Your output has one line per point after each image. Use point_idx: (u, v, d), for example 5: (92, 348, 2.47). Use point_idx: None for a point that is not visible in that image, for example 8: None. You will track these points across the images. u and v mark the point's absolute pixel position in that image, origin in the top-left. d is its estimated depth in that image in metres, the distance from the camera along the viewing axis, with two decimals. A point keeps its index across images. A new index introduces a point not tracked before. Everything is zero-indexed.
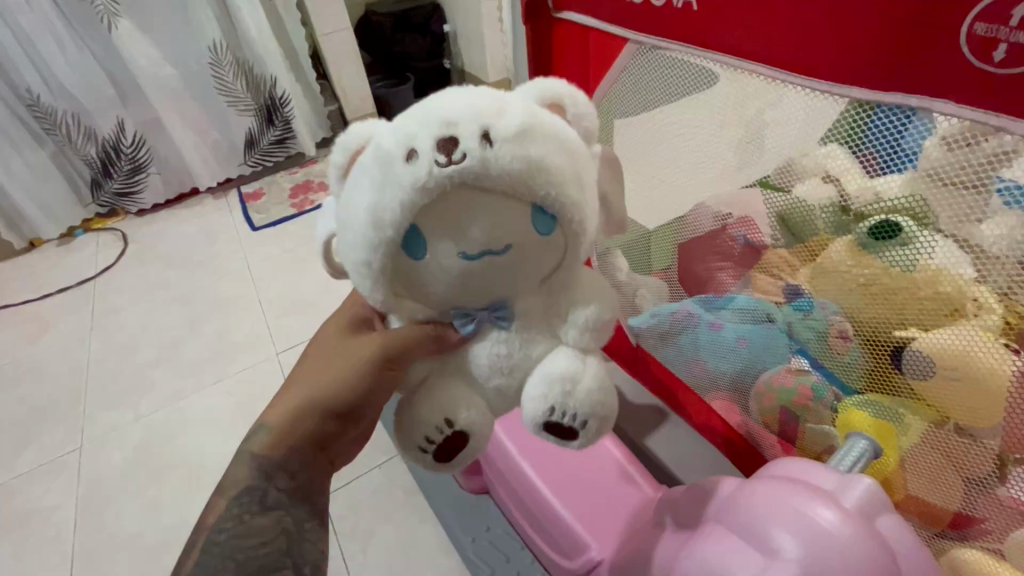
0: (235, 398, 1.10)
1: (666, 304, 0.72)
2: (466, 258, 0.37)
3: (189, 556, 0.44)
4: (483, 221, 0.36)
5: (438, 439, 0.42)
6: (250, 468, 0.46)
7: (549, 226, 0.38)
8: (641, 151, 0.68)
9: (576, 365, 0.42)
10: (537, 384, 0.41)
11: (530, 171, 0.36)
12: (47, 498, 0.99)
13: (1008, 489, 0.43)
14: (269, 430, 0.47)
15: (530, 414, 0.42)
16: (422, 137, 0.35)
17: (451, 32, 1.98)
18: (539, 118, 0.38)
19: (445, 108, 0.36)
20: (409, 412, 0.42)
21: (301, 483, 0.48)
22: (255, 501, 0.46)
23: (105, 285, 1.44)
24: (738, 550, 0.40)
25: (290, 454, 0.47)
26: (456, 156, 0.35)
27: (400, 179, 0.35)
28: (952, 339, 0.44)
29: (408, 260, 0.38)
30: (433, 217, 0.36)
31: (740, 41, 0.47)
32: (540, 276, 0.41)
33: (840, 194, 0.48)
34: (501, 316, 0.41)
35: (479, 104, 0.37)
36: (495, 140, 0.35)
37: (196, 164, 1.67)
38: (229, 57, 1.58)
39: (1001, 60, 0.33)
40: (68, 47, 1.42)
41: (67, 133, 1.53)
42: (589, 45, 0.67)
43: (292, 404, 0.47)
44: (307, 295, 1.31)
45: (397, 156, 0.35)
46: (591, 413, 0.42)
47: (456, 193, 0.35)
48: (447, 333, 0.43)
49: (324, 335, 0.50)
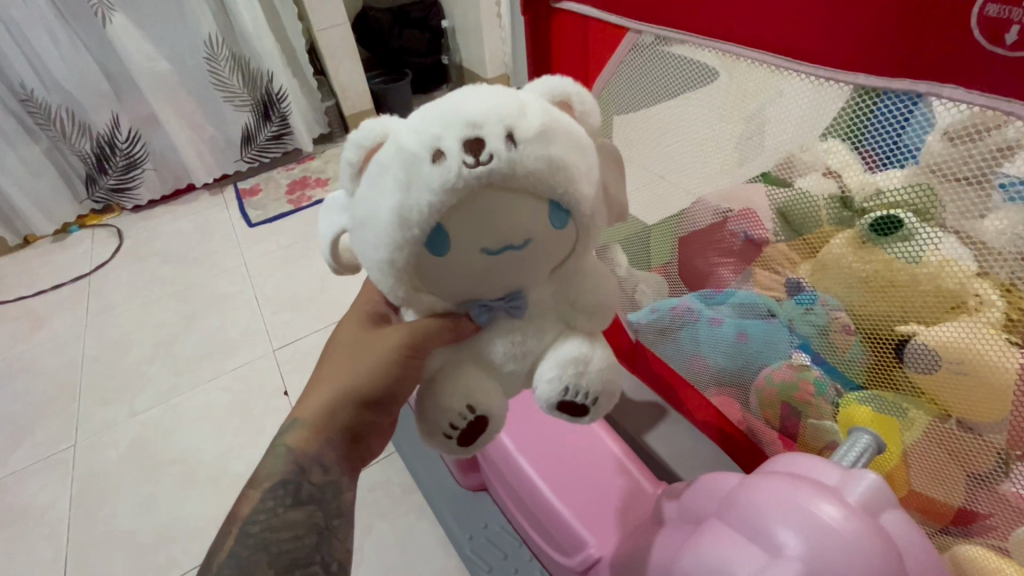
0: (232, 394, 1.10)
1: (666, 299, 0.72)
2: (489, 253, 0.37)
3: (225, 541, 0.43)
4: (505, 219, 0.36)
5: (462, 425, 0.41)
6: (286, 461, 0.46)
7: (563, 220, 0.38)
8: (641, 146, 0.67)
9: (586, 347, 0.43)
10: (549, 367, 0.42)
11: (553, 171, 0.36)
12: (41, 496, 0.98)
13: (1011, 485, 0.43)
14: (303, 425, 0.46)
15: (544, 396, 0.42)
16: (448, 138, 0.34)
17: (450, 28, 1.97)
18: (557, 121, 0.37)
19: (465, 106, 0.35)
20: (431, 399, 0.42)
21: (334, 478, 0.47)
22: (289, 494, 0.45)
23: (100, 281, 1.43)
24: (738, 545, 0.39)
25: (323, 447, 0.46)
26: (484, 156, 0.34)
27: (429, 179, 0.34)
28: (954, 334, 0.44)
29: (430, 257, 0.37)
30: (461, 218, 0.35)
31: (745, 28, 0.47)
32: (552, 265, 0.41)
33: (842, 188, 0.48)
34: (517, 305, 0.41)
35: (500, 104, 0.36)
36: (520, 142, 0.35)
37: (192, 159, 1.66)
38: (225, 52, 1.57)
39: (1014, 42, 0.32)
40: (62, 41, 1.41)
41: (61, 128, 1.52)
42: (589, 37, 0.66)
43: (326, 398, 0.46)
44: (305, 291, 1.30)
45: (422, 157, 0.34)
46: (601, 390, 0.43)
47: (481, 195, 0.35)
48: (462, 323, 0.42)
49: (347, 330, 0.49)
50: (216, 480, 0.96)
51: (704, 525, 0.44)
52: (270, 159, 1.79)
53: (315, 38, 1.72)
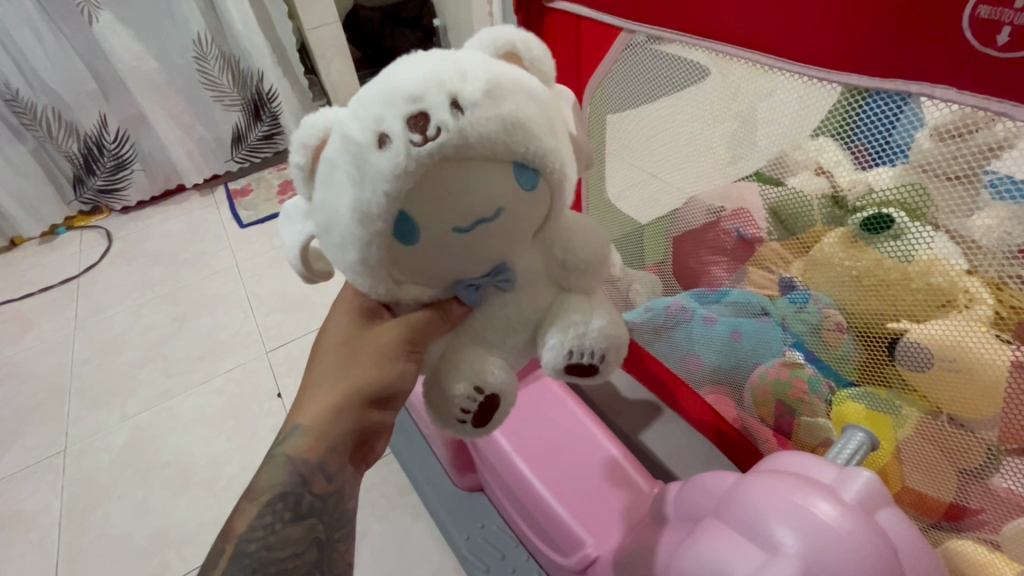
0: (224, 397, 1.09)
1: (660, 298, 0.72)
2: (460, 232, 0.38)
3: (219, 561, 0.42)
4: (467, 192, 0.36)
5: (473, 408, 0.43)
6: (286, 472, 0.44)
7: (533, 181, 0.38)
8: (633, 148, 0.68)
9: (585, 310, 0.44)
10: (551, 334, 0.44)
11: (507, 132, 0.35)
12: (33, 500, 0.97)
13: (1001, 479, 0.44)
14: (304, 432, 0.44)
15: (550, 362, 0.44)
16: (390, 119, 0.34)
17: (441, 26, 1.93)
18: (502, 79, 0.36)
19: (399, 83, 0.35)
20: (436, 389, 0.44)
21: (336, 487, 0.46)
22: (288, 508, 0.44)
23: (89, 284, 1.41)
24: (736, 542, 0.39)
25: (326, 454, 0.44)
26: (430, 132, 0.34)
27: (380, 169, 0.34)
28: (945, 330, 0.44)
29: (399, 248, 0.38)
30: (419, 198, 0.36)
31: (734, 27, 0.48)
32: (530, 231, 0.41)
33: (833, 186, 0.48)
34: (503, 276, 0.42)
35: (437, 71, 0.35)
36: (466, 107, 0.34)
37: (182, 160, 1.64)
38: (214, 51, 1.55)
39: (1004, 43, 0.33)
40: (47, 40, 1.39)
41: (48, 128, 1.50)
42: (581, 39, 0.67)
43: (329, 402, 0.45)
44: (296, 293, 1.29)
45: (369, 147, 0.35)
46: (606, 347, 0.44)
47: (437, 169, 0.35)
48: (450, 308, 0.44)
49: (336, 329, 0.48)
50: (209, 483, 0.95)
51: (704, 522, 0.44)
52: (260, 159, 1.78)
53: (305, 37, 1.70)
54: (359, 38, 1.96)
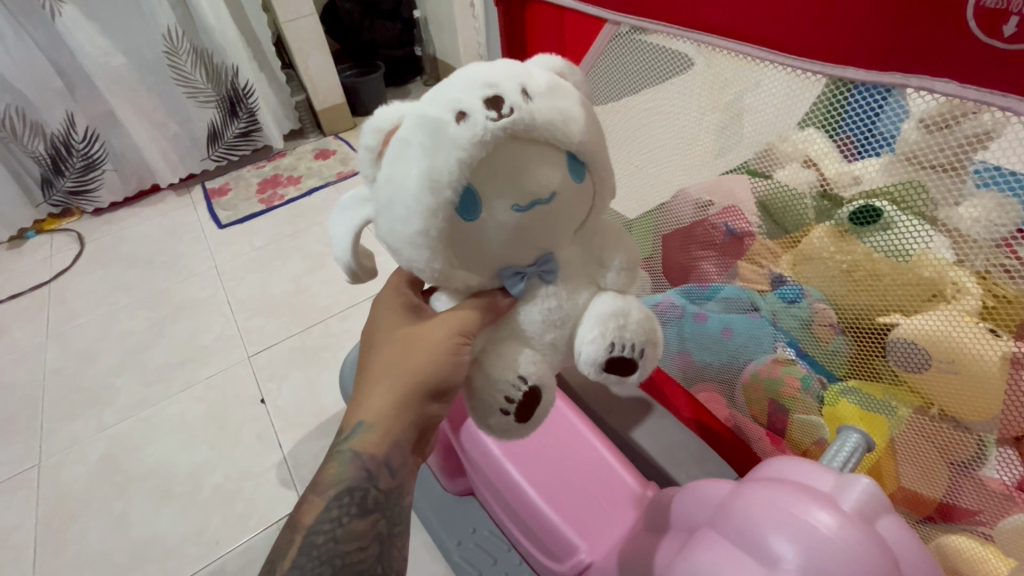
0: (206, 403, 1.06)
1: (648, 296, 0.70)
2: (519, 210, 0.36)
3: (288, 551, 0.41)
4: (527, 172, 0.35)
5: (518, 397, 0.40)
6: (354, 467, 0.42)
7: (581, 174, 0.38)
8: (619, 141, 0.66)
9: (621, 302, 0.42)
10: (590, 328, 0.40)
11: (563, 123, 0.36)
12: (5, 519, 0.94)
13: (992, 471, 0.43)
14: (371, 428, 0.42)
15: (590, 357, 0.41)
16: (469, 98, 0.34)
17: (422, 18, 1.88)
18: (563, 86, 0.38)
19: (481, 74, 0.36)
20: (481, 375, 0.41)
21: (400, 483, 0.44)
22: (355, 502, 0.42)
23: (62, 290, 1.37)
24: (733, 555, 0.38)
25: (393, 449, 0.42)
26: (505, 109, 0.33)
27: (456, 138, 0.33)
28: (933, 323, 0.43)
29: (462, 224, 0.36)
30: (489, 173, 0.35)
31: (715, 21, 0.46)
32: (575, 224, 0.40)
33: (821, 178, 0.47)
34: (549, 269, 0.40)
35: (509, 69, 0.36)
36: (535, 96, 0.35)
37: (156, 159, 1.60)
38: (186, 45, 1.50)
39: (1012, 34, 0.30)
40: (7, 36, 1.34)
41: (12, 129, 1.45)
42: (564, 31, 0.65)
43: (389, 396, 0.42)
44: (278, 294, 1.26)
45: (446, 119, 0.34)
46: (646, 341, 0.42)
47: (506, 146, 0.34)
48: (496, 299, 0.41)
49: (382, 323, 0.46)
50: (192, 493, 0.93)
51: (695, 537, 0.42)
52: (239, 156, 1.74)
53: (281, 31, 1.66)
54: (337, 30, 1.89)
